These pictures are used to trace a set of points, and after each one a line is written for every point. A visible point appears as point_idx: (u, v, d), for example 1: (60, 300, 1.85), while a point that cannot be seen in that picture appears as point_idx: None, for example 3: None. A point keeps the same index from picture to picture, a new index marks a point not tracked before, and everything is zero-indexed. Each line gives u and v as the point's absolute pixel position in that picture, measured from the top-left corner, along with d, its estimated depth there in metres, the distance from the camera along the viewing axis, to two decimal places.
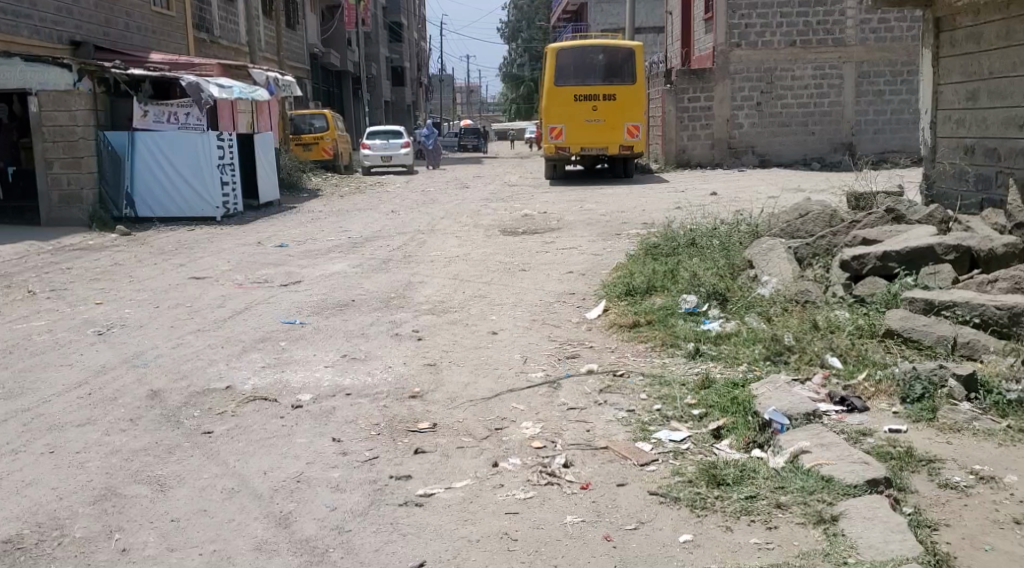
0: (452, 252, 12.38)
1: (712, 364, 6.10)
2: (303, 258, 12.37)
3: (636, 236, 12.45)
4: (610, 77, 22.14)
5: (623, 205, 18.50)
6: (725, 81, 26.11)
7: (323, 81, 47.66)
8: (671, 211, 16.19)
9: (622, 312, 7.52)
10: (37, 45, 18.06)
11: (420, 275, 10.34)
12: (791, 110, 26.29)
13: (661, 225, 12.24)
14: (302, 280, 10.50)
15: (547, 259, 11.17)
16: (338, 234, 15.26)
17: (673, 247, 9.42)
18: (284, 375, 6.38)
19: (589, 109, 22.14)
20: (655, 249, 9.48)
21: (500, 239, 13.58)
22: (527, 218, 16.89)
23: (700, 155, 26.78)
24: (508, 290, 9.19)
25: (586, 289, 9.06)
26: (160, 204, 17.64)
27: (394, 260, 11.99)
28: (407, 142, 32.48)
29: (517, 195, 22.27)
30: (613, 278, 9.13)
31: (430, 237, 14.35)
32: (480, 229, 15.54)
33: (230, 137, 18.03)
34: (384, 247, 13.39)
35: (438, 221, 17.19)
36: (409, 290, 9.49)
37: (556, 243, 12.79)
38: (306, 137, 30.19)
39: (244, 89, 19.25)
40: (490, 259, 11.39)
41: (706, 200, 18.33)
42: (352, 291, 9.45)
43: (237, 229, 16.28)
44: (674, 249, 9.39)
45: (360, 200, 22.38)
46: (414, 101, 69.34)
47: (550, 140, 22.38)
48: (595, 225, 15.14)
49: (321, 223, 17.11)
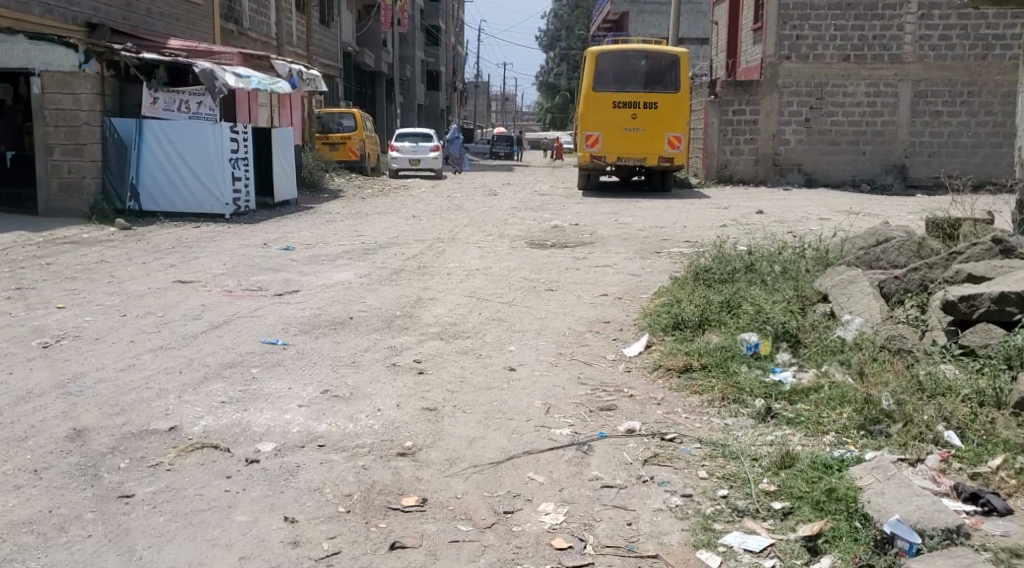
0: (473, 265, 11.10)
1: (790, 432, 4.82)
2: (307, 264, 11.14)
3: (680, 258, 11.12)
4: (652, 85, 20.81)
5: (660, 221, 17.12)
6: (773, 95, 24.73)
7: (355, 81, 46.68)
8: (716, 230, 14.79)
9: (670, 348, 6.21)
10: (48, 23, 16.96)
11: (431, 290, 9.06)
12: (841, 128, 24.78)
13: (709, 246, 10.89)
14: (299, 290, 9.26)
15: (579, 278, 9.86)
16: (349, 239, 14.00)
17: (726, 272, 8.08)
18: (245, 413, 5.12)
19: (628, 117, 20.81)
20: (706, 273, 8.15)
21: (526, 253, 12.28)
22: (555, 231, 15.50)
23: (743, 171, 25.37)
24: (531, 313, 7.89)
25: (623, 317, 7.73)
26: (166, 199, 16.33)
27: (407, 271, 10.73)
28: (437, 146, 31.33)
29: (548, 205, 20.93)
30: (655, 304, 7.82)
31: (449, 247, 13.04)
32: (505, 241, 14.22)
33: (244, 130, 16.81)
34: (395, 256, 12.09)
35: (459, 229, 15.88)
36: (417, 308, 8.20)
37: (588, 259, 11.47)
38: (333, 136, 29.07)
39: (263, 80, 18.01)
40: (513, 275, 10.10)
41: (752, 220, 16.90)
42: (351, 305, 8.19)
43: (244, 228, 15.10)
44: (728, 274, 8.04)
45: (382, 203, 21.16)
46: (449, 106, 68.31)
47: (585, 147, 21.06)
48: (632, 241, 13.79)
49: (334, 226, 15.88)
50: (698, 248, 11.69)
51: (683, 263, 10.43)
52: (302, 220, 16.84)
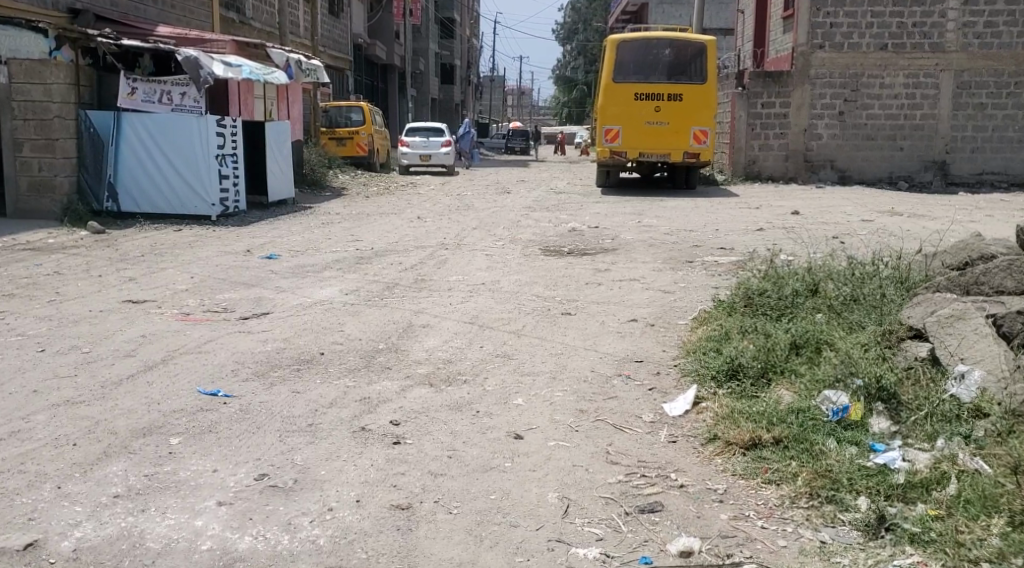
0: (478, 279, 9.60)
1: (923, 562, 3.62)
2: (288, 276, 9.67)
3: (719, 273, 9.60)
4: (676, 75, 19.24)
5: (687, 223, 15.58)
6: (805, 86, 23.11)
7: (366, 74, 45.23)
8: (752, 237, 13.25)
9: (728, 407, 4.81)
10: (30, 9, 15.50)
11: (425, 312, 7.56)
12: (878, 122, 23.11)
13: (754, 261, 9.35)
14: (270, 312, 7.80)
15: (605, 299, 8.35)
16: (340, 245, 12.55)
17: (787, 299, 6.66)
18: (138, 519, 3.79)
19: (651, 110, 19.25)
20: (762, 305, 6.69)
21: (540, 262, 10.78)
22: (571, 236, 13.98)
23: (773, 167, 23.75)
24: (545, 348, 6.40)
25: (658, 354, 6.24)
26: (146, 199, 14.85)
27: (400, 287, 9.25)
28: (448, 141, 29.81)
29: (564, 204, 19.43)
30: (698, 340, 6.38)
31: (452, 255, 11.56)
32: (518, 247, 12.72)
33: (232, 124, 15.25)
34: (389, 266, 10.60)
35: (465, 233, 14.42)
36: (405, 338, 6.72)
37: (611, 272, 9.95)
38: (339, 131, 27.59)
39: (256, 71, 16.49)
40: (521, 294, 8.60)
41: (788, 224, 15.37)
42: (328, 334, 6.72)
43: (230, 232, 13.70)
44: (791, 303, 6.59)
45: (387, 202, 19.71)
46: (463, 100, 66.80)
47: (604, 142, 19.55)
48: (660, 249, 12.25)
49: (328, 229, 14.44)
50: (740, 262, 10.16)
51: (726, 281, 8.90)
52: (296, 222, 15.43)
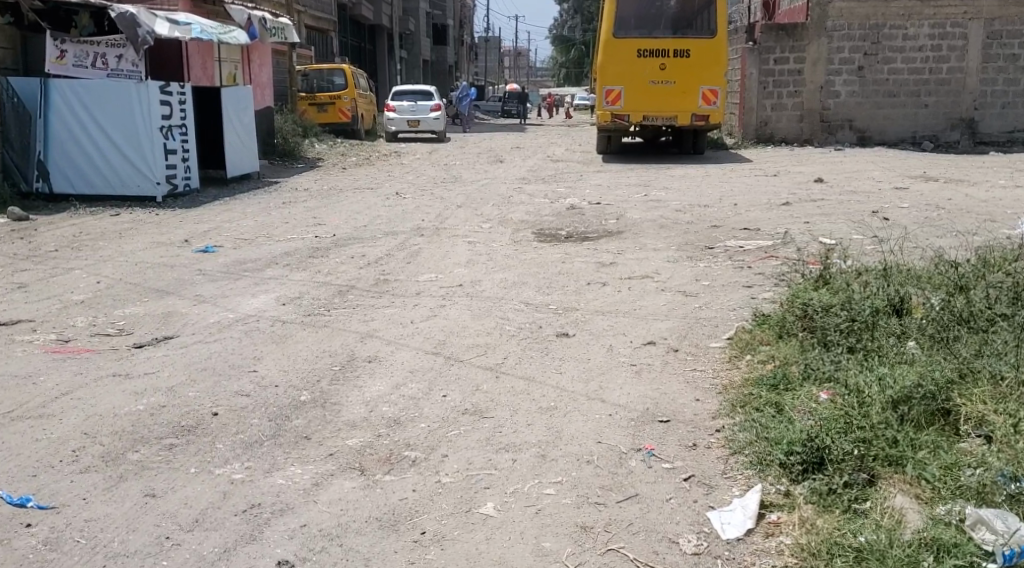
0: (453, 280, 7.79)
1: None
2: (218, 277, 7.83)
3: (754, 271, 7.75)
4: (681, 29, 17.23)
5: (699, 196, 13.79)
6: (821, 40, 21.09)
7: (352, 35, 43.03)
8: (778, 215, 11.46)
9: (822, 533, 3.58)
10: None
11: (374, 336, 5.68)
12: (900, 77, 21.11)
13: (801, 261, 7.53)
14: (175, 336, 5.97)
15: (612, 314, 6.53)
16: (298, 232, 10.75)
17: (866, 314, 5.04)
18: None
19: (655, 68, 17.27)
20: (822, 319, 5.08)
21: (531, 252, 8.99)
22: (569, 215, 12.19)
23: (786, 129, 21.72)
24: (532, 399, 4.64)
25: (683, 402, 4.63)
26: (83, 178, 12.91)
27: (356, 291, 7.45)
28: (438, 105, 27.91)
29: (562, 175, 17.60)
30: (744, 377, 4.81)
31: (429, 244, 9.76)
32: (506, 231, 10.95)
33: (180, 91, 13.36)
34: (349, 261, 8.79)
35: (446, 213, 12.62)
36: (343, 381, 4.88)
37: (618, 267, 8.18)
38: (321, 96, 25.63)
39: (208, 30, 14.50)
40: (502, 306, 6.77)
41: (814, 196, 13.58)
42: (229, 376, 4.92)
43: (174, 217, 11.86)
44: (870, 320, 4.94)
45: (365, 176, 17.87)
46: (457, 62, 64.61)
47: (604, 105, 17.58)
48: (673, 231, 10.47)
49: (290, 210, 12.65)
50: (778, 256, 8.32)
51: (773, 285, 7.01)
52: (256, 202, 13.60)
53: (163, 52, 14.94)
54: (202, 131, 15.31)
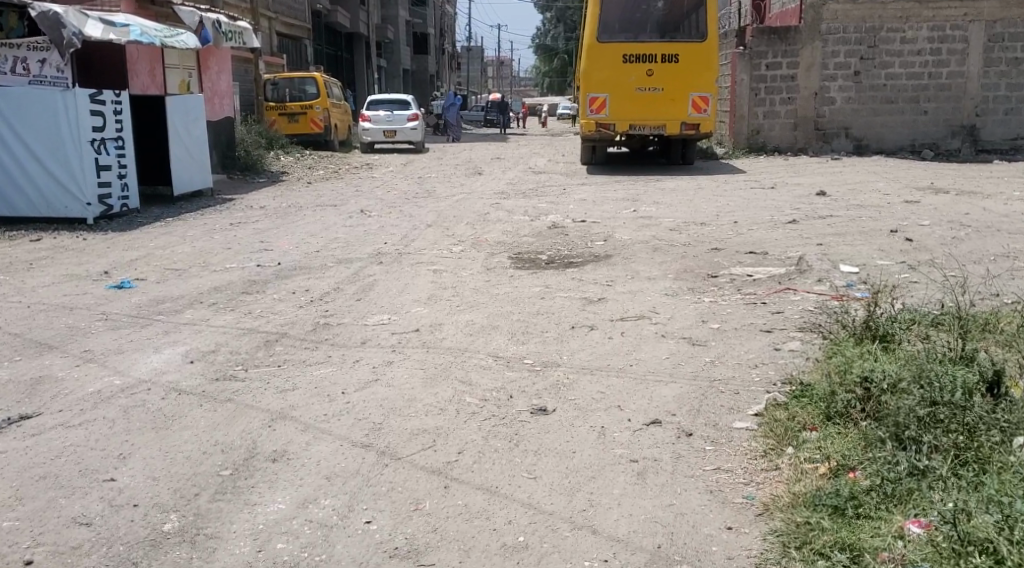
0: (409, 324, 6.41)
1: None
2: (121, 324, 6.42)
3: (776, 316, 6.42)
4: (669, 32, 15.93)
5: (694, 212, 12.51)
6: (815, 44, 19.79)
7: (327, 43, 41.62)
8: (786, 235, 10.16)
9: None
10: None
11: (287, 420, 4.44)
12: (899, 82, 19.88)
13: (838, 307, 6.21)
14: (36, 415, 4.59)
15: (603, 376, 5.14)
16: (238, 260, 9.37)
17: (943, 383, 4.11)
18: None
19: (642, 74, 15.98)
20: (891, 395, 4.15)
21: (506, 285, 7.63)
22: (551, 236, 10.85)
23: (779, 138, 20.40)
24: (492, 532, 3.70)
25: (695, 528, 3.74)
26: (4, 197, 11.57)
27: (287, 341, 6.07)
28: (415, 115, 26.56)
29: (544, 188, 16.28)
30: (796, 482, 3.90)
31: (387, 273, 8.39)
32: (480, 256, 9.60)
33: (114, 99, 11.92)
34: (288, 298, 7.41)
35: (414, 234, 11.26)
36: (250, 494, 3.90)
37: (608, 304, 6.84)
38: (291, 105, 24.19)
39: (148, 32, 13.14)
40: (463, 363, 5.38)
41: (821, 212, 12.32)
42: (71, 496, 3.88)
43: (101, 242, 10.43)
44: (954, 402, 3.97)
45: (329, 191, 16.48)
46: (438, 71, 63.31)
47: (588, 113, 16.27)
48: (671, 256, 9.13)
49: (235, 232, 11.25)
50: (802, 298, 6.98)
51: (801, 335, 5.73)
52: (198, 223, 12.16)
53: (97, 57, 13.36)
54: (154, 147, 14.13)
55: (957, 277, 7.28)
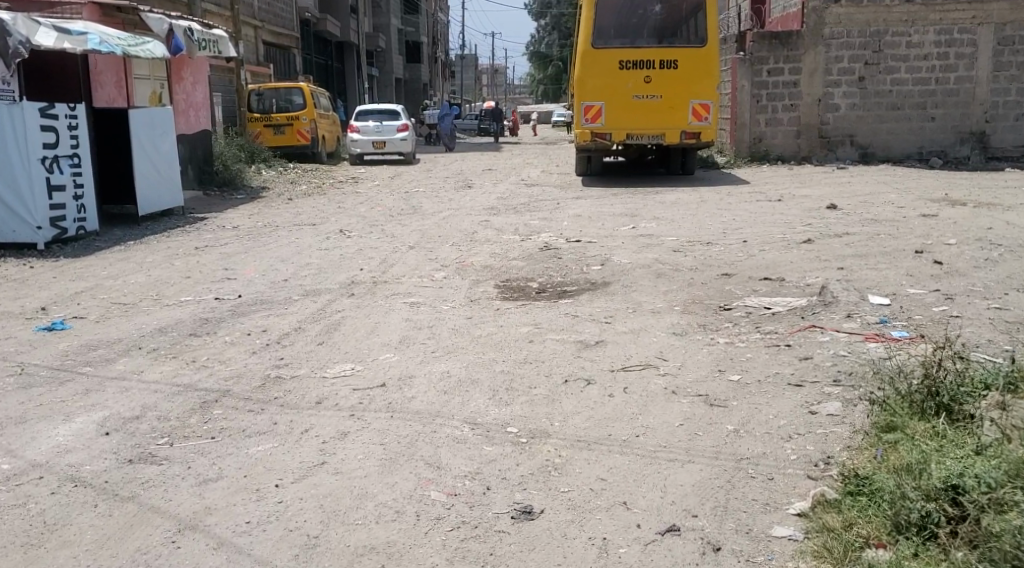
0: (373, 377, 5.46)
1: None
2: (33, 382, 5.48)
3: (806, 365, 5.50)
4: (667, 37, 15.02)
5: (699, 230, 11.58)
6: (817, 49, 18.93)
7: (316, 52, 40.75)
8: (802, 257, 9.22)
9: None
10: None
11: (200, 536, 3.66)
12: (905, 88, 18.95)
13: (884, 358, 5.32)
14: None
15: (602, 453, 4.24)
16: (194, 292, 8.44)
17: None
18: None
19: (639, 81, 15.07)
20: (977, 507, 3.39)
21: (490, 323, 6.69)
22: (543, 259, 9.92)
23: (782, 146, 19.46)
24: None
25: None
26: None
27: (227, 401, 5.14)
28: (406, 125, 25.65)
29: (537, 203, 15.36)
30: None
31: (357, 308, 7.45)
32: (465, 284, 8.67)
33: (68, 113, 11.04)
34: (240, 342, 6.48)
35: (394, 257, 10.32)
36: None
37: (609, 348, 5.90)
38: (277, 117, 23.22)
39: (107, 39, 12.24)
40: (432, 434, 4.45)
41: (836, 229, 11.38)
42: None
43: (47, 270, 9.50)
44: None
45: (307, 208, 15.51)
46: (433, 79, 62.43)
47: (582, 122, 15.30)
48: (677, 284, 8.19)
49: (198, 257, 10.31)
50: (832, 339, 6.04)
51: (839, 393, 4.87)
52: (156, 246, 11.20)
53: (50, 68, 12.38)
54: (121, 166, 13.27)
55: (1004, 316, 6.35)
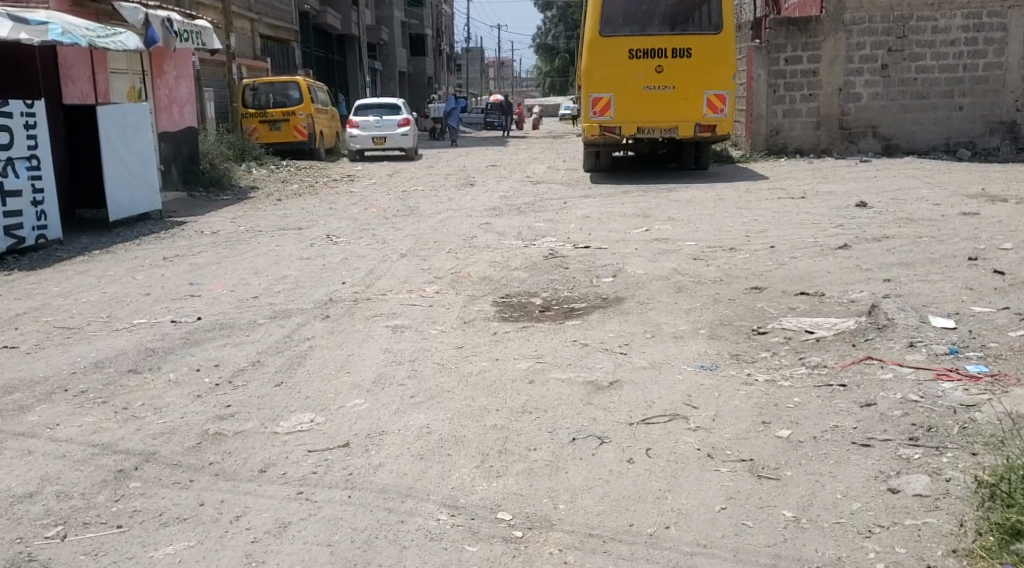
0: (334, 435, 4.43)
1: None
2: None
3: (870, 416, 4.45)
4: (679, 24, 13.90)
5: (720, 233, 10.54)
6: (837, 35, 17.74)
7: (317, 46, 39.74)
8: (839, 266, 8.17)
9: None
10: None
11: None
12: (931, 76, 17.76)
13: (974, 412, 4.27)
14: None
15: (622, 562, 3.30)
16: (150, 314, 7.42)
17: None
18: None
19: (650, 70, 13.98)
20: None
21: (483, 355, 5.63)
22: (549, 268, 8.88)
23: (801, 138, 18.30)
24: None
25: None
26: None
27: (146, 472, 4.12)
28: (407, 119, 24.60)
29: (543, 202, 14.31)
30: None
31: (330, 333, 6.40)
32: (460, 301, 7.65)
33: (25, 110, 10.11)
34: (183, 384, 5.44)
35: (383, 268, 9.28)
36: None
37: (627, 390, 4.86)
38: (272, 112, 22.15)
39: (69, 28, 11.21)
40: (399, 528, 3.50)
41: (871, 231, 10.32)
42: None
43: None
44: None
45: (295, 210, 14.48)
46: (437, 73, 61.39)
47: (590, 115, 14.23)
48: (700, 302, 7.12)
49: (164, 269, 9.29)
50: (896, 379, 4.95)
51: (926, 462, 3.84)
52: (118, 257, 10.15)
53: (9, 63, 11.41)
54: (92, 168, 12.28)
55: None
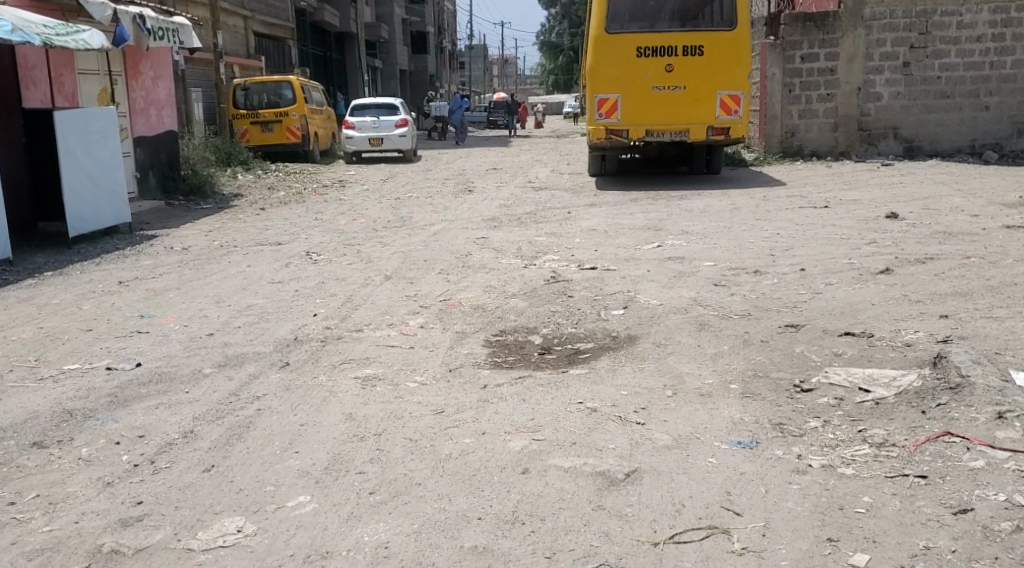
0: (271, 557, 3.47)
1: None
2: None
3: (969, 536, 3.49)
4: (690, 19, 12.82)
5: (742, 252, 9.45)
6: (856, 32, 16.59)
7: (314, 44, 38.64)
8: (884, 297, 7.07)
9: None
10: None
11: None
12: (955, 74, 16.64)
13: None
14: None
15: None
16: (82, 358, 6.34)
17: None
18: None
19: (659, 70, 12.90)
20: None
21: (464, 426, 4.52)
22: (551, 295, 7.80)
23: (817, 140, 17.12)
24: None
25: None
26: None
27: None
28: (405, 119, 23.50)
29: (545, 211, 13.19)
30: None
31: (286, 388, 5.32)
32: (447, 339, 6.56)
33: None
34: (86, 468, 4.34)
35: (363, 294, 8.20)
36: None
37: (651, 485, 3.85)
38: (264, 112, 21.05)
39: (25, 26, 10.19)
40: None
41: (910, 250, 9.23)
42: None
43: None
44: None
45: (277, 220, 13.41)
46: (439, 71, 60.30)
47: (596, 117, 13.10)
48: (728, 345, 6.04)
49: (116, 297, 8.22)
50: (992, 470, 3.90)
51: None
52: (65, 281, 9.07)
53: None
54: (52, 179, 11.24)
55: None
